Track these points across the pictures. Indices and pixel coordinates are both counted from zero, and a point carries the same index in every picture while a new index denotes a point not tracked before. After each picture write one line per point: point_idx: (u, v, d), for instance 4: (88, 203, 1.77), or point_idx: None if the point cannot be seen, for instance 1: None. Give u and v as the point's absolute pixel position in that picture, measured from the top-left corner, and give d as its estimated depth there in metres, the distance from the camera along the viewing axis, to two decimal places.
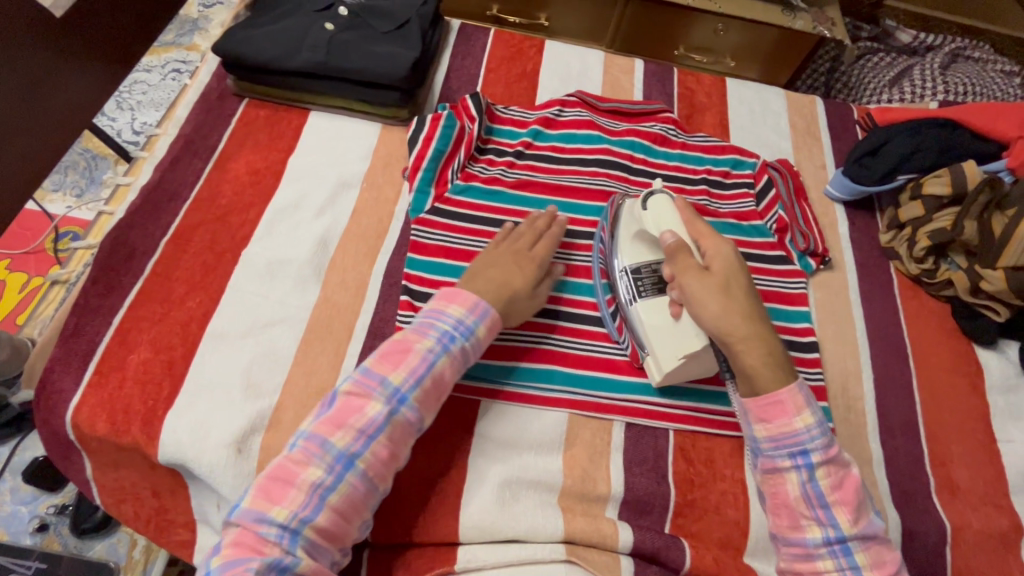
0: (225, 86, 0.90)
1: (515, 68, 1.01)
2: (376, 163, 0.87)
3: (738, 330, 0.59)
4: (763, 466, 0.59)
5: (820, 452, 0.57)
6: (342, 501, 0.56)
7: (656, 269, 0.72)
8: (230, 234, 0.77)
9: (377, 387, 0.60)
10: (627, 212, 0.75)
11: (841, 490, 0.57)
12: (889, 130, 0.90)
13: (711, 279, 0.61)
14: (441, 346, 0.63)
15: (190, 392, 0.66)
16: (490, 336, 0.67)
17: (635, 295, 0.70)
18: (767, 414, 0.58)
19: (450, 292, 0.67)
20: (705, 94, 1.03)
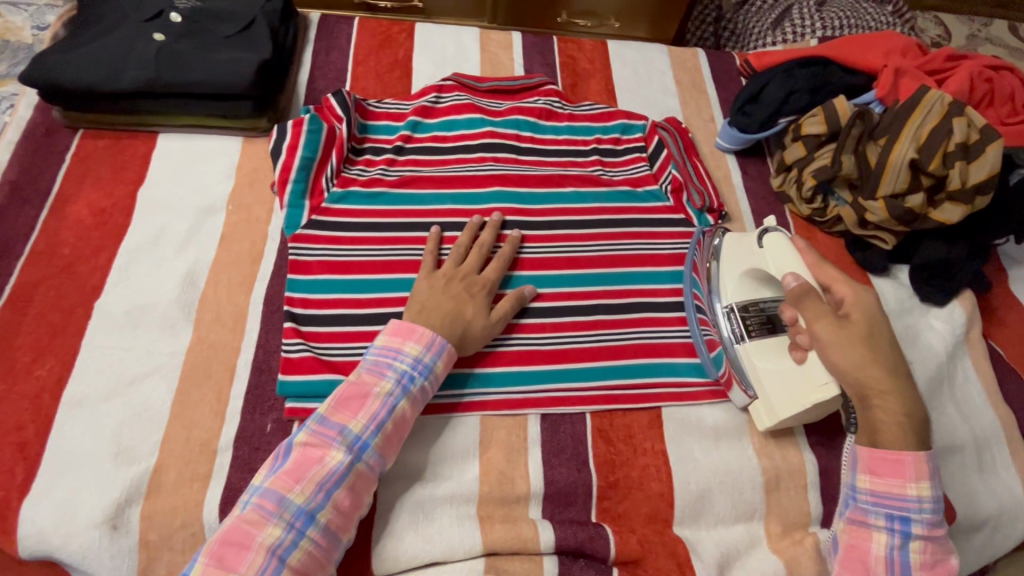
0: (54, 119, 0.80)
1: (385, 57, 0.94)
2: (240, 181, 0.79)
3: (874, 386, 0.57)
4: (853, 516, 0.59)
5: (922, 526, 0.56)
6: (303, 562, 0.52)
7: (762, 308, 0.72)
8: (78, 286, 0.69)
9: (337, 436, 0.56)
10: (738, 246, 0.75)
11: (928, 570, 0.56)
12: (765, 74, 0.90)
13: (854, 331, 0.58)
14: (401, 387, 0.60)
15: (49, 472, 0.58)
16: (448, 368, 0.64)
17: (743, 334, 0.70)
18: (882, 470, 0.57)
19: (401, 328, 0.63)
20: (588, 60, 1.00)
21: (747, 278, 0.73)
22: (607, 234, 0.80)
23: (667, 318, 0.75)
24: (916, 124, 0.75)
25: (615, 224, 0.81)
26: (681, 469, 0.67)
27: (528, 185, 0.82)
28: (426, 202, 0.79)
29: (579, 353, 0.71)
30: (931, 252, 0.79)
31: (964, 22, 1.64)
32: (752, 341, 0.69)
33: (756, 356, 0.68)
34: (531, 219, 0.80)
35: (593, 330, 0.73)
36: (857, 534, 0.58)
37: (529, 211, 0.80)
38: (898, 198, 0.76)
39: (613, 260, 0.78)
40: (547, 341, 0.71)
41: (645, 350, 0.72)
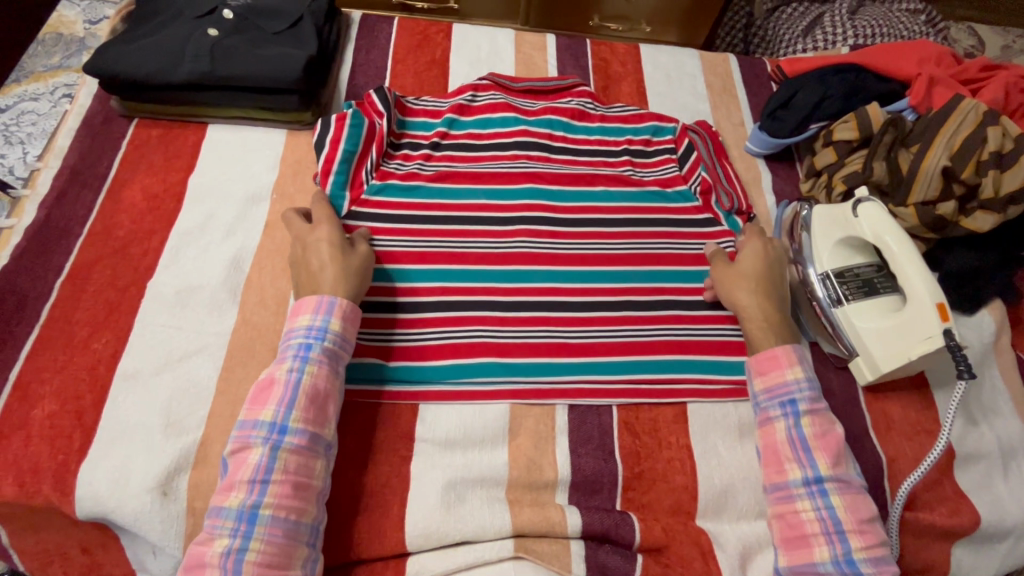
0: (111, 108, 0.84)
1: (423, 56, 0.97)
2: (284, 171, 0.82)
3: (747, 305, 0.71)
4: (760, 418, 0.66)
5: (807, 402, 0.64)
6: (268, 541, 0.53)
7: (857, 272, 0.76)
8: (132, 266, 0.72)
9: (252, 432, 0.57)
10: (827, 216, 0.79)
11: (826, 441, 0.62)
12: (798, 80, 0.91)
13: (747, 259, 0.73)
14: (299, 356, 0.61)
15: (105, 439, 0.62)
16: (346, 326, 0.65)
17: (842, 298, 0.75)
18: (763, 367, 0.67)
19: (299, 305, 0.65)
20: (620, 62, 1.01)
21: (841, 246, 0.78)
22: (636, 233, 0.82)
23: (693, 316, 0.76)
24: (950, 132, 0.76)
25: (646, 224, 0.82)
26: (705, 463, 0.68)
27: (559, 182, 0.84)
28: (459, 197, 0.81)
29: (606, 348, 0.73)
30: (960, 261, 0.79)
31: (999, 34, 1.63)
32: (851, 304, 0.74)
33: (856, 317, 0.73)
34: (562, 216, 0.82)
35: (621, 326, 0.75)
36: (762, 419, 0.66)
37: (560, 209, 0.82)
38: (928, 205, 0.77)
39: (643, 258, 0.80)
40: (575, 334, 0.73)
41: (676, 348, 0.74)
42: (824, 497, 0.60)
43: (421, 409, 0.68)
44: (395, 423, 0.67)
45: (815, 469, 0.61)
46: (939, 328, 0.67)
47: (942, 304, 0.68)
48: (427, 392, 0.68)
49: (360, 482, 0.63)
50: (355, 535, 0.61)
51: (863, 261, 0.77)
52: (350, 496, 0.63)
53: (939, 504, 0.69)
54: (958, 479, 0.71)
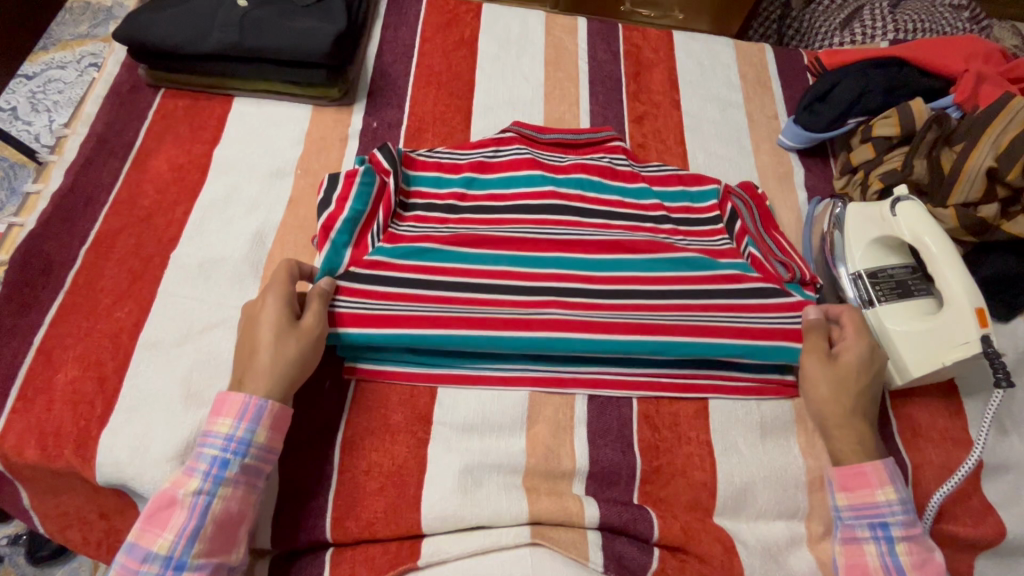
0: (138, 77, 0.83)
1: (452, 36, 0.95)
2: (309, 147, 0.82)
3: (835, 408, 0.65)
4: (844, 534, 0.62)
5: (901, 528, 0.60)
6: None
7: (890, 274, 0.74)
8: (156, 236, 0.72)
9: (144, 565, 0.52)
10: (860, 215, 0.77)
11: (915, 563, 0.59)
12: (837, 72, 0.88)
13: (845, 359, 0.66)
14: (211, 475, 0.55)
15: (126, 407, 0.62)
16: (272, 439, 0.58)
17: (874, 299, 0.73)
18: (849, 482, 0.62)
19: (216, 407, 0.57)
20: (652, 49, 0.99)
21: (876, 245, 0.75)
22: (680, 277, 0.72)
23: None
24: (998, 131, 0.73)
25: (688, 267, 0.73)
26: (726, 460, 0.67)
27: (591, 249, 0.74)
28: (480, 262, 0.71)
29: (628, 327, 0.68)
30: (996, 266, 0.76)
31: None
32: (882, 305, 0.72)
33: (888, 319, 0.71)
34: (592, 284, 0.71)
35: (645, 312, 0.70)
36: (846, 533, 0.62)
37: (593, 278, 0.71)
38: (969, 207, 0.74)
39: None
40: (604, 314, 0.69)
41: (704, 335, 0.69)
42: None
43: (440, 391, 0.67)
44: (414, 405, 0.66)
45: None
46: (976, 334, 0.65)
47: (980, 309, 0.66)
48: (445, 375, 0.67)
49: (376, 462, 0.63)
50: (371, 515, 0.61)
51: (896, 261, 0.75)
52: (366, 476, 0.62)
53: (963, 514, 0.68)
54: (985, 488, 0.69)
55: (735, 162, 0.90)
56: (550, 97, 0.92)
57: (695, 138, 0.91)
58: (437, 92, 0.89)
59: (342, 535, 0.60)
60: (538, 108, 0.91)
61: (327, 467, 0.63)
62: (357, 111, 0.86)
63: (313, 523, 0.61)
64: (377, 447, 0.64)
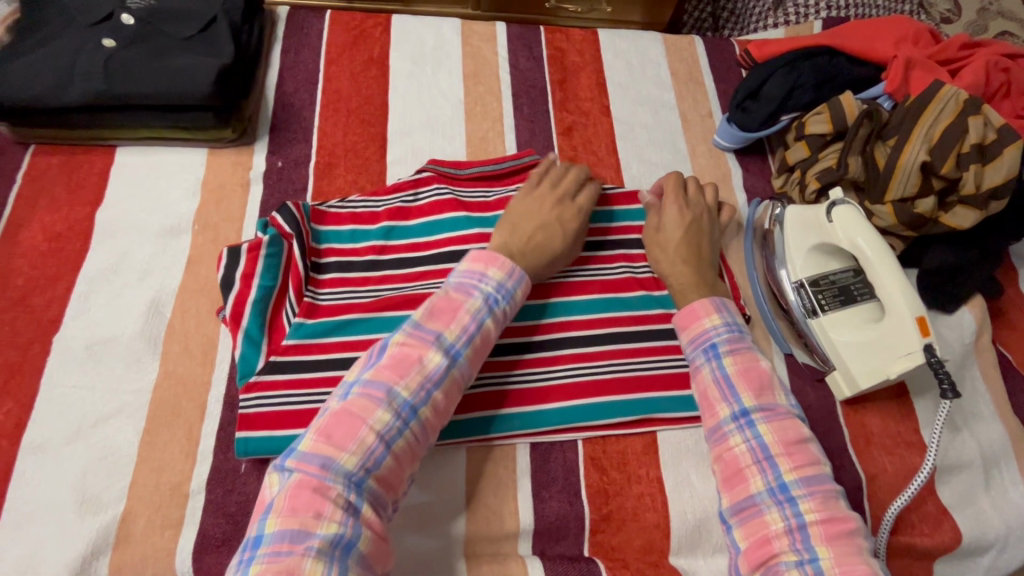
0: (1, 134, 0.74)
1: (359, 55, 0.88)
2: (207, 198, 0.74)
3: (667, 251, 0.71)
4: (714, 438, 0.59)
5: (726, 344, 0.62)
6: (372, 544, 0.48)
7: (833, 280, 0.72)
8: (35, 320, 0.64)
9: (325, 473, 0.48)
10: (798, 219, 0.74)
11: (783, 434, 0.57)
12: (767, 66, 0.84)
13: (671, 212, 0.73)
14: (402, 419, 0.52)
15: (11, 525, 0.55)
16: (446, 404, 0.56)
17: (817, 308, 0.71)
18: (684, 321, 0.65)
19: (403, 351, 0.54)
20: (577, 51, 0.93)
21: (816, 252, 0.73)
22: (614, 320, 0.70)
23: (658, 346, 0.70)
24: (928, 122, 0.70)
25: (624, 309, 0.71)
26: (678, 496, 0.64)
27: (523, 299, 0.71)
28: None
29: (547, 393, 0.66)
30: (936, 260, 0.75)
31: None
32: (826, 315, 0.70)
33: (832, 330, 0.69)
34: (529, 338, 0.68)
35: (589, 363, 0.68)
36: (710, 390, 0.60)
37: (524, 330, 0.69)
38: (907, 202, 0.72)
39: (606, 284, 0.73)
40: (536, 377, 0.66)
41: (636, 386, 0.67)
42: (792, 506, 0.53)
43: None
44: None
45: (781, 480, 0.55)
46: (918, 344, 0.64)
47: (922, 316, 0.65)
48: None
49: None
50: None
51: (839, 266, 0.73)
52: None
53: (919, 521, 0.66)
54: (938, 490, 0.68)
55: (671, 168, 0.85)
56: (471, 114, 0.86)
57: (628, 147, 0.86)
58: (347, 120, 0.82)
59: None
60: (458, 128, 0.84)
61: None
62: (259, 150, 0.78)
63: None
64: None
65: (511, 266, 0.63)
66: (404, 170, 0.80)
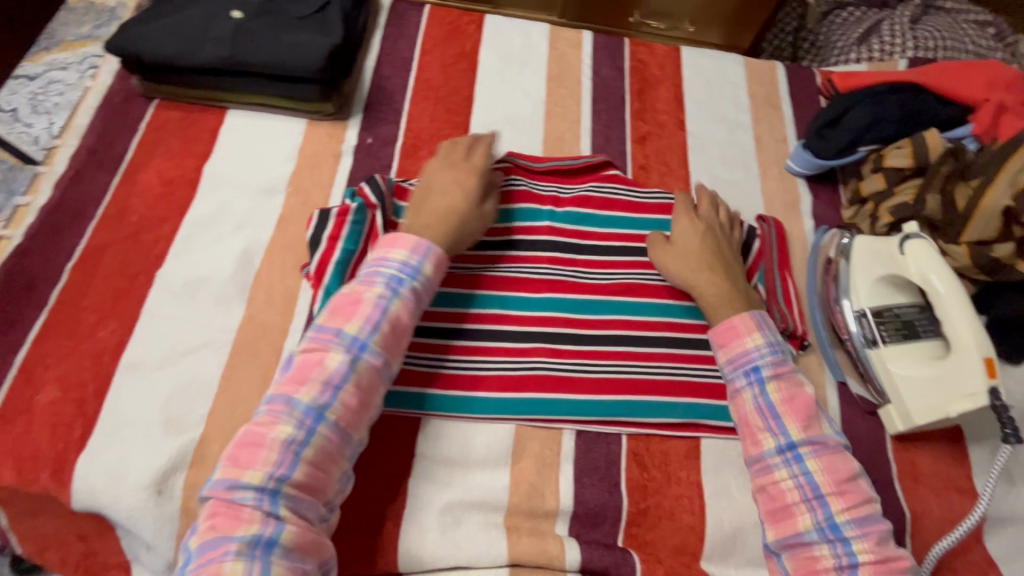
0: (130, 86, 0.82)
1: (452, 48, 0.93)
2: (302, 163, 0.80)
3: (698, 265, 0.71)
4: (758, 470, 0.61)
5: (770, 368, 0.64)
6: (298, 535, 0.51)
7: (896, 313, 0.72)
8: (142, 254, 0.71)
9: (285, 409, 0.55)
10: (867, 249, 0.75)
11: (833, 472, 0.59)
12: (851, 96, 0.84)
13: (681, 230, 0.74)
14: (304, 425, 0.54)
15: (105, 431, 0.61)
16: (363, 395, 0.58)
17: (877, 339, 0.71)
18: (723, 339, 0.67)
19: (305, 358, 0.58)
20: (658, 65, 0.96)
21: (882, 284, 0.73)
22: (671, 324, 0.72)
23: (708, 356, 0.71)
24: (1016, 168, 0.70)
25: (681, 316, 0.73)
26: (716, 503, 0.65)
27: (588, 293, 0.74)
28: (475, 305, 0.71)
29: (597, 384, 0.68)
30: (1008, 309, 0.73)
31: None
32: (886, 346, 0.70)
33: (891, 362, 0.69)
34: (588, 330, 0.71)
35: (643, 362, 0.70)
36: (753, 419, 0.63)
37: (584, 322, 0.72)
38: (983, 245, 0.71)
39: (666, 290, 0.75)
40: (591, 368, 0.69)
41: (684, 390, 0.69)
42: (844, 543, 0.57)
43: (423, 423, 0.66)
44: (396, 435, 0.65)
45: (830, 516, 0.58)
46: (983, 386, 0.63)
47: (990, 357, 0.64)
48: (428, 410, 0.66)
49: (354, 496, 0.62)
50: (346, 551, 0.59)
51: (904, 300, 0.72)
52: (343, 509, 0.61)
53: (962, 568, 0.65)
54: (985, 540, 0.67)
55: (740, 187, 0.87)
56: (551, 114, 0.89)
57: (699, 161, 0.88)
58: (435, 107, 0.87)
59: None
60: (538, 126, 0.88)
61: None
62: (352, 126, 0.84)
63: None
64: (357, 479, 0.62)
65: (416, 242, 0.65)
66: None
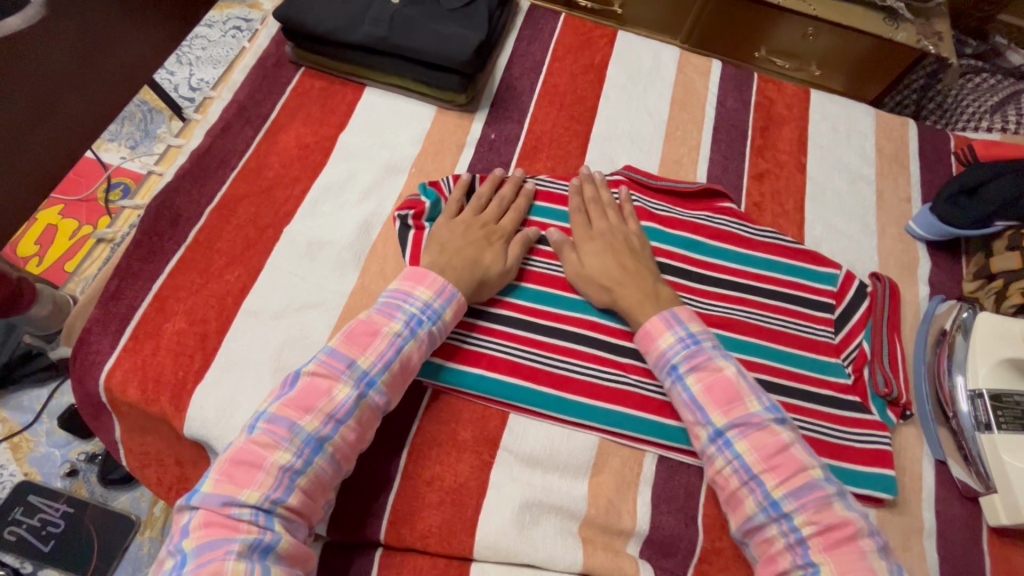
0: (283, 53, 0.88)
1: (582, 59, 0.94)
2: (427, 148, 0.83)
3: (599, 281, 0.69)
4: (747, 530, 0.57)
5: (736, 424, 0.59)
6: (294, 546, 0.51)
7: (1016, 400, 0.69)
8: (273, 209, 0.75)
9: (287, 434, 0.54)
10: (992, 329, 0.71)
11: (826, 532, 0.53)
12: (998, 165, 0.79)
13: (588, 245, 0.72)
14: (303, 454, 0.54)
15: (221, 368, 0.65)
16: (362, 430, 0.58)
17: (991, 424, 0.68)
18: (643, 345, 0.65)
19: (311, 382, 0.56)
20: (785, 105, 0.94)
21: (1004, 367, 0.70)
22: (768, 367, 0.71)
23: (803, 408, 0.69)
24: None
25: (778, 359, 0.72)
26: None
27: None
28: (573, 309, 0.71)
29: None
30: None
31: None
32: (1001, 433, 0.67)
33: (1003, 449, 0.66)
34: None
35: None
36: (686, 414, 0.62)
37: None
38: None
39: (767, 332, 0.73)
40: None
41: None
42: None
43: (512, 417, 0.67)
44: (483, 426, 0.66)
45: None
46: None
47: None
48: (513, 405, 0.67)
49: (437, 476, 0.63)
50: (425, 528, 0.61)
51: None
52: (426, 486, 0.63)
53: None
54: None
55: (856, 241, 0.84)
56: (671, 137, 0.89)
57: (816, 208, 0.86)
58: (558, 114, 0.89)
59: (391, 536, 0.61)
60: (656, 146, 0.88)
61: (391, 471, 0.63)
62: (478, 120, 0.86)
63: (370, 523, 0.61)
64: (442, 461, 0.64)
65: (440, 285, 0.65)
66: (598, 171, 0.85)
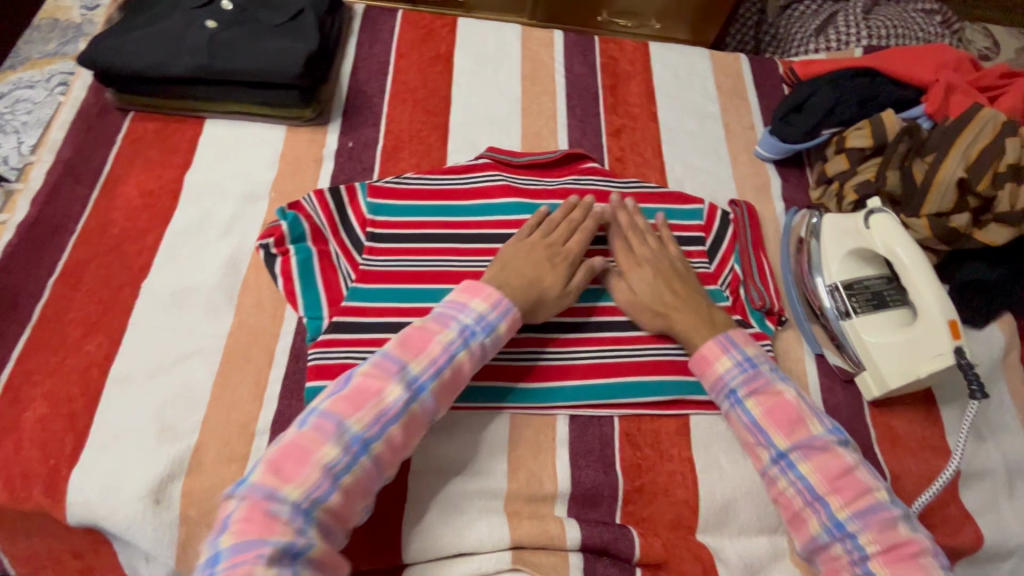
0: (106, 101, 0.82)
1: (427, 52, 0.95)
2: (283, 169, 0.81)
3: (651, 308, 0.70)
4: (809, 547, 0.59)
5: (801, 450, 0.60)
6: None
7: (866, 285, 0.76)
8: (126, 266, 0.71)
9: (271, 504, 0.50)
10: (836, 226, 0.79)
11: (887, 544, 0.55)
12: (813, 83, 0.89)
13: (636, 273, 0.72)
14: (295, 525, 0.49)
15: (97, 444, 0.61)
16: (349, 498, 0.53)
17: (849, 311, 0.74)
18: (700, 366, 0.67)
19: (305, 439, 0.53)
20: (628, 61, 0.99)
21: (851, 258, 0.77)
22: None
23: None
24: (965, 145, 0.75)
25: None
26: (708, 477, 0.66)
27: None
28: None
29: (586, 369, 0.70)
30: (973, 272, 0.77)
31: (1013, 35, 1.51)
32: (859, 317, 0.74)
33: (864, 330, 0.73)
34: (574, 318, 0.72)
35: (628, 345, 0.71)
36: (747, 438, 0.63)
37: (571, 310, 0.73)
38: (942, 216, 0.75)
39: None
40: (578, 355, 0.70)
41: (672, 370, 0.70)
42: None
43: None
44: None
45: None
46: (949, 346, 0.67)
47: (953, 321, 0.68)
48: None
49: None
50: (350, 548, 0.60)
51: (872, 272, 0.77)
52: None
53: (941, 521, 0.68)
54: (961, 495, 0.70)
55: (713, 173, 0.90)
56: (527, 111, 0.91)
57: (673, 151, 0.91)
58: (413, 109, 0.88)
59: None
60: (515, 123, 0.90)
61: None
62: (332, 131, 0.85)
63: None
64: None
65: (495, 298, 0.63)
66: (463, 158, 0.85)
